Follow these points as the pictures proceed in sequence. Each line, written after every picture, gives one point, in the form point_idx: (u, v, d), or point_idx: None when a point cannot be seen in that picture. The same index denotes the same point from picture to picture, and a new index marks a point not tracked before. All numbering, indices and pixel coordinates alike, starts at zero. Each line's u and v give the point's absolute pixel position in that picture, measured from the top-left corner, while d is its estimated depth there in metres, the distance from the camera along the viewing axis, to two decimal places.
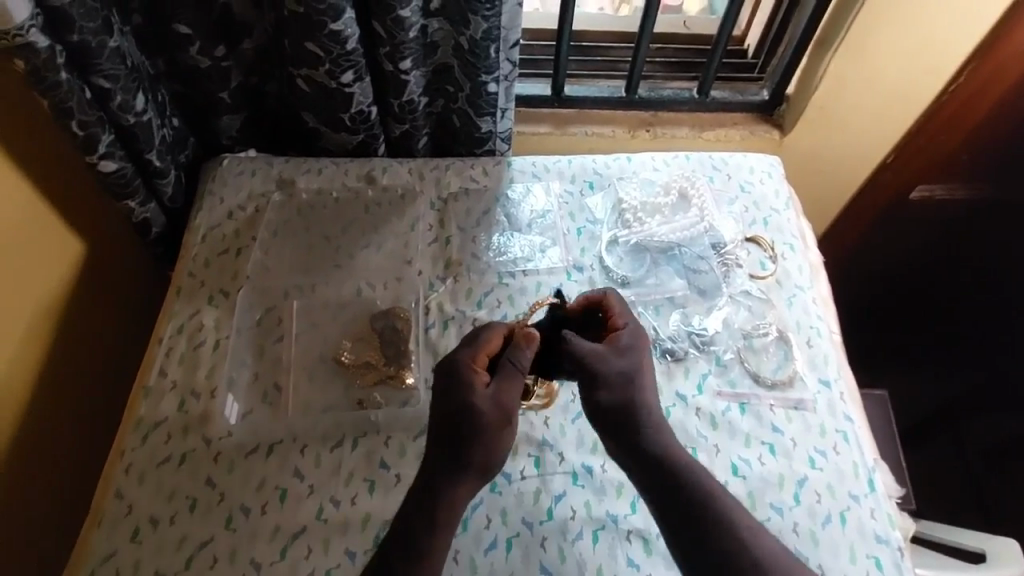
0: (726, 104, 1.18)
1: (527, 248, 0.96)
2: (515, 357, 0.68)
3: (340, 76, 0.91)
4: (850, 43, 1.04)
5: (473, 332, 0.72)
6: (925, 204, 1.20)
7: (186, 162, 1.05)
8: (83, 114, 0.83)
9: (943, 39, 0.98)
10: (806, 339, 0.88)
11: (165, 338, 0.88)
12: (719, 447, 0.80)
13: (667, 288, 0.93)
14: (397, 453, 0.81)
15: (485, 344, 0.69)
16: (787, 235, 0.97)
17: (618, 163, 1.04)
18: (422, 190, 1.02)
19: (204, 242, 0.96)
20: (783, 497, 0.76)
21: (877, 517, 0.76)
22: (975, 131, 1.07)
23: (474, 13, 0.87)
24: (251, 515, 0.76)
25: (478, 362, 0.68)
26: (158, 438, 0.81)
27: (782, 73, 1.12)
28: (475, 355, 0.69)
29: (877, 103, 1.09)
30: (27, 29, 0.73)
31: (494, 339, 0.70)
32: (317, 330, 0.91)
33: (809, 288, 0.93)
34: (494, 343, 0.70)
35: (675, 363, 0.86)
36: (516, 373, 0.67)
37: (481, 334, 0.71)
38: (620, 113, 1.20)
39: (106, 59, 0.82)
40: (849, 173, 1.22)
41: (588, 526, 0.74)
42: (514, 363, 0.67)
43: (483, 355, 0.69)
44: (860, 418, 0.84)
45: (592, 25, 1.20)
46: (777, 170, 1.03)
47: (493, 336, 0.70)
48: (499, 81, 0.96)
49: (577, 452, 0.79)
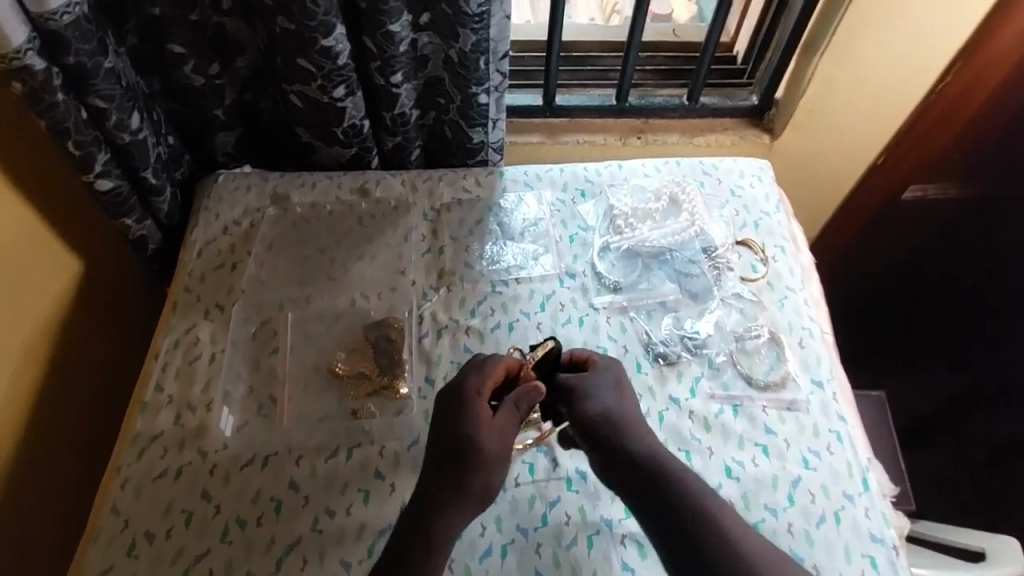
0: (716, 110, 1.19)
1: (520, 256, 0.97)
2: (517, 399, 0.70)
3: (332, 91, 0.92)
4: (833, 50, 1.04)
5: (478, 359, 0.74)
6: (919, 203, 1.21)
7: (182, 179, 1.07)
8: (80, 133, 0.84)
9: (930, 39, 0.99)
10: (798, 340, 0.88)
11: (161, 353, 0.89)
12: (713, 450, 0.79)
13: (659, 293, 0.93)
14: (392, 462, 0.81)
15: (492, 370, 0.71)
16: (778, 238, 0.97)
17: (609, 170, 1.05)
18: (415, 201, 1.02)
19: (199, 257, 0.97)
20: (777, 498, 0.76)
21: (872, 516, 0.75)
22: (964, 130, 1.09)
23: (463, 26, 0.88)
24: (247, 528, 0.76)
25: (483, 390, 0.70)
26: (154, 453, 0.81)
27: (771, 78, 1.13)
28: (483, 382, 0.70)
29: (865, 106, 1.10)
30: (23, 51, 0.75)
31: (500, 367, 0.72)
32: (312, 343, 0.91)
33: (800, 290, 0.93)
34: (499, 371, 0.72)
35: (667, 367, 0.86)
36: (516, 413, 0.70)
37: (488, 361, 0.73)
38: (610, 121, 1.22)
39: (102, 80, 0.83)
40: (843, 174, 1.22)
41: (582, 532, 0.74)
42: (518, 405, 0.70)
43: (489, 382, 0.71)
44: (852, 418, 0.84)
45: (582, 35, 1.22)
46: (767, 173, 1.04)
47: (498, 363, 0.72)
48: (489, 92, 0.98)
49: (571, 458, 0.79)
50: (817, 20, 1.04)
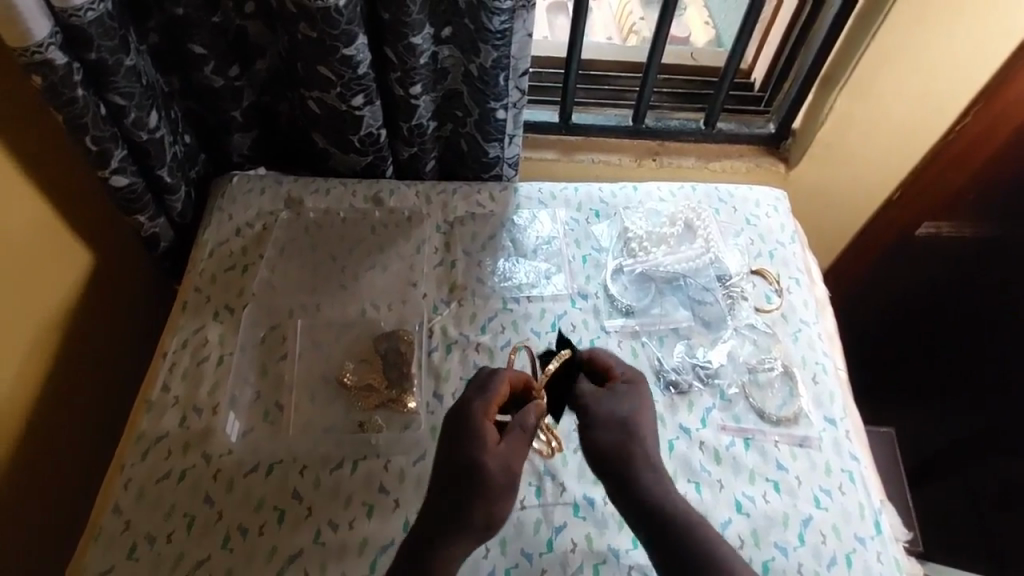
0: (733, 136, 1.20)
1: (532, 274, 0.96)
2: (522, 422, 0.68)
3: (351, 99, 0.92)
4: (853, 88, 1.06)
5: (480, 377, 0.73)
6: (933, 238, 1.21)
7: (197, 177, 1.05)
8: (98, 129, 0.83)
9: (950, 77, 1.00)
10: (812, 375, 0.88)
11: (169, 353, 0.88)
12: (723, 483, 0.79)
13: (672, 319, 0.93)
14: (398, 478, 0.80)
15: (499, 385, 0.70)
16: (792, 270, 0.97)
17: (624, 193, 1.04)
18: (429, 213, 1.02)
19: (211, 258, 0.96)
20: (788, 537, 0.75)
21: (883, 561, 0.75)
22: (984, 169, 1.08)
23: (484, 42, 0.88)
24: (249, 537, 0.75)
25: (489, 412, 0.68)
26: (158, 454, 0.80)
27: (788, 108, 1.14)
28: (488, 405, 0.69)
29: (880, 141, 1.11)
30: (45, 46, 0.74)
31: (503, 387, 0.71)
32: (320, 351, 0.90)
33: (815, 324, 0.93)
34: (502, 391, 0.71)
35: (679, 396, 0.85)
36: (523, 436, 0.67)
37: (490, 382, 0.71)
38: (627, 141, 1.22)
39: (122, 77, 0.83)
40: (857, 205, 1.22)
41: (588, 560, 0.73)
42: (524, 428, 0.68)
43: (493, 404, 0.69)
44: (865, 458, 0.83)
45: (598, 53, 1.21)
46: (783, 203, 1.04)
47: (501, 384, 0.71)
48: (508, 108, 0.97)
49: (578, 483, 0.78)
50: (842, 44, 1.05)
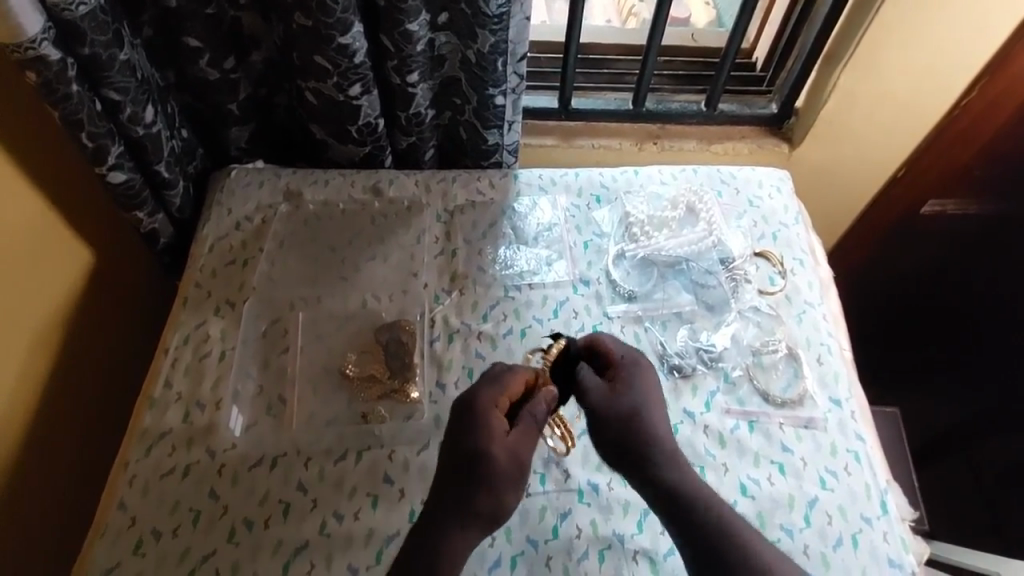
0: (735, 118, 1.18)
1: (533, 261, 0.96)
2: (534, 411, 0.68)
3: (348, 89, 0.91)
4: (858, 60, 1.04)
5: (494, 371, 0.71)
6: (936, 218, 1.19)
7: (196, 172, 1.05)
8: (94, 125, 0.83)
9: (954, 53, 0.98)
10: (817, 356, 0.87)
11: (171, 348, 0.88)
12: (727, 466, 0.79)
13: (675, 303, 0.92)
14: (401, 468, 0.80)
15: (508, 384, 0.69)
16: (797, 250, 0.96)
17: (625, 177, 1.03)
18: (429, 202, 1.01)
19: (211, 253, 0.96)
20: (794, 519, 0.75)
21: (890, 540, 0.75)
22: (991, 145, 1.05)
23: (481, 27, 0.87)
24: (254, 530, 0.75)
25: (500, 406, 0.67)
26: (163, 449, 0.80)
27: (791, 87, 1.13)
28: (499, 397, 0.68)
29: (885, 118, 1.09)
30: (38, 42, 0.74)
31: (518, 382, 0.69)
32: (323, 343, 0.90)
33: (819, 305, 0.92)
34: (515, 387, 0.69)
35: (682, 380, 0.85)
36: (533, 427, 0.67)
37: (504, 376, 0.69)
38: (627, 125, 1.20)
39: (116, 72, 0.82)
40: (862, 184, 1.20)
41: (593, 546, 0.73)
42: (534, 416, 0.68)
43: (505, 399, 0.68)
44: (871, 438, 0.83)
45: (597, 37, 1.20)
46: (786, 184, 1.03)
47: (515, 380, 0.69)
48: (506, 94, 0.96)
49: (583, 469, 0.78)
50: (842, 23, 1.04)
